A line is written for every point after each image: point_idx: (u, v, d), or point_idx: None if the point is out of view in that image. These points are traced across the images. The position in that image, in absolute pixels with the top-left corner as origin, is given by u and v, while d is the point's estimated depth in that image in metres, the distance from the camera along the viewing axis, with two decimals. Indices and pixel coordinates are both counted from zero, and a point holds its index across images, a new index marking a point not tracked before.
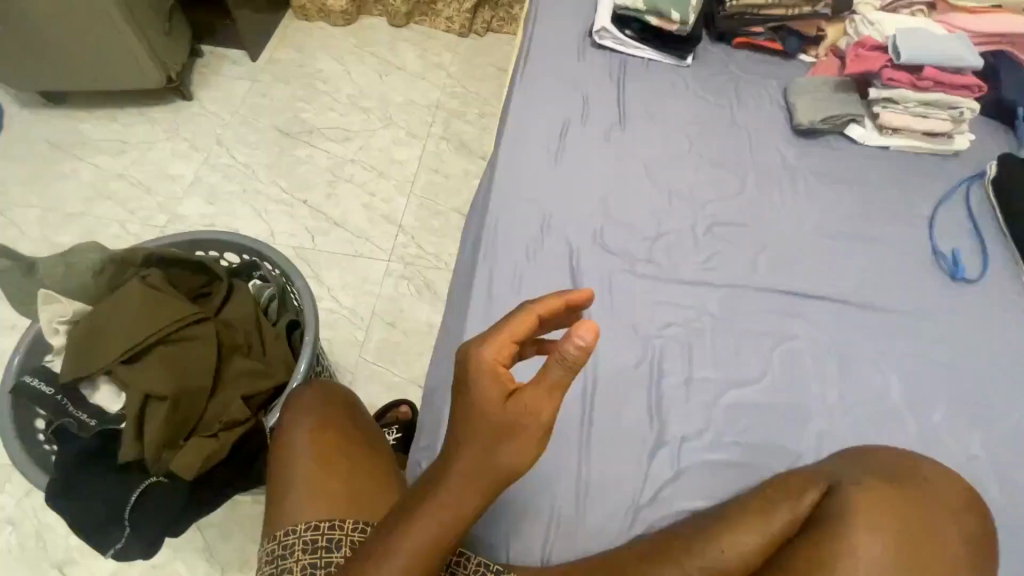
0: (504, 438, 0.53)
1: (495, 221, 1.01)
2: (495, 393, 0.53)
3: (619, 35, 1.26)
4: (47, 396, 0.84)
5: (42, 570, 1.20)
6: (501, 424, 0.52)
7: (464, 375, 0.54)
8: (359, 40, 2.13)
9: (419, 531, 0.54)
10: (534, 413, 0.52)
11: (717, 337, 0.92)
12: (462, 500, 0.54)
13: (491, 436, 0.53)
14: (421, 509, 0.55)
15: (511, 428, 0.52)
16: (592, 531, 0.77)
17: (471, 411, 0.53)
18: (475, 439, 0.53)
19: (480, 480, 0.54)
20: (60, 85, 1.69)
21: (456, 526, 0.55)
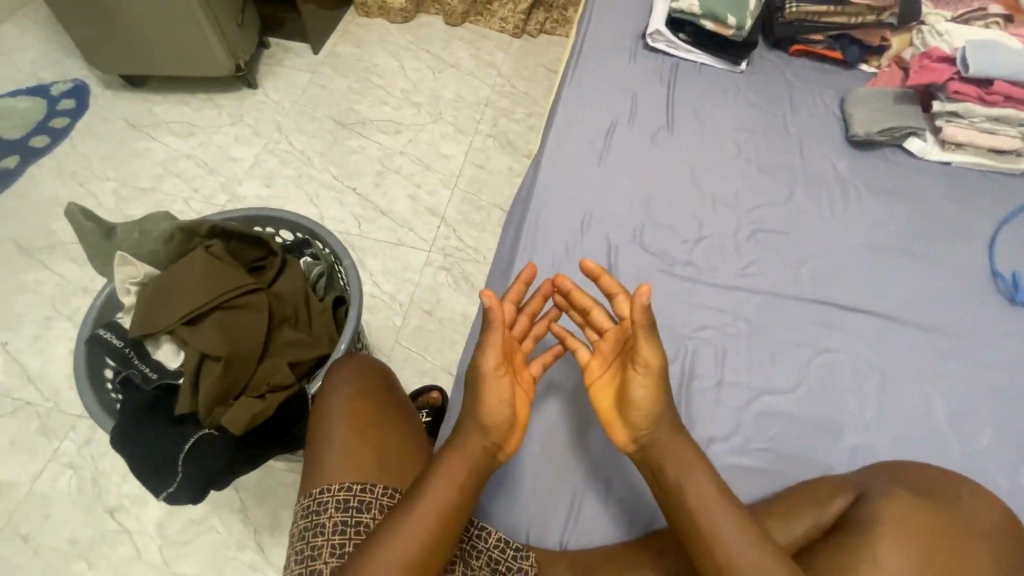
0: (479, 393, 0.71)
1: (536, 215, 1.04)
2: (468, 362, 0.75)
3: (672, 38, 1.26)
4: (116, 348, 0.92)
5: (96, 513, 1.31)
6: (473, 382, 0.72)
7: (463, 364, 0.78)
8: (415, 37, 2.21)
9: (431, 490, 0.67)
10: (485, 364, 0.71)
11: (752, 344, 0.91)
12: (463, 456, 0.70)
13: (474, 393, 0.72)
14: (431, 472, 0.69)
15: (481, 383, 0.71)
16: (614, 519, 0.78)
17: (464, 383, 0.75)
18: (468, 397, 0.72)
19: (473, 440, 0.70)
20: (137, 69, 1.83)
21: (458, 477, 0.68)
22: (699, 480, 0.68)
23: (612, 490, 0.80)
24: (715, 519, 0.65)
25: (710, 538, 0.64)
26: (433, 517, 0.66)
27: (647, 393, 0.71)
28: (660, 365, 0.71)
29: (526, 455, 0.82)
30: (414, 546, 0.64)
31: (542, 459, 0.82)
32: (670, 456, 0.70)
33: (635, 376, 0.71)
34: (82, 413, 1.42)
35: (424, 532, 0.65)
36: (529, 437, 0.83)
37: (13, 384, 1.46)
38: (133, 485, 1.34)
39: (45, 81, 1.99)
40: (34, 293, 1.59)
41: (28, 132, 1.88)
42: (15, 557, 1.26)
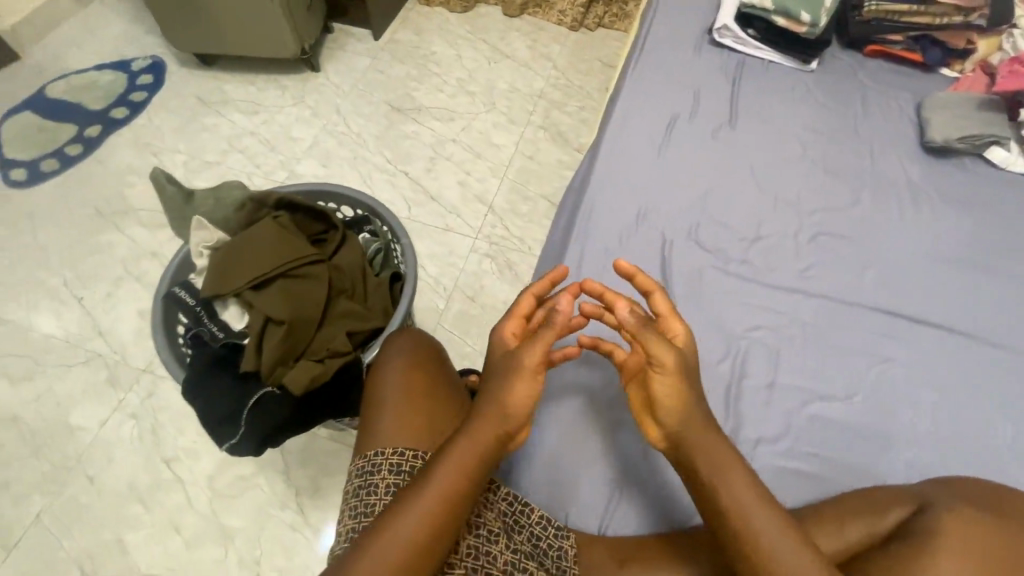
0: (506, 381, 0.71)
1: (590, 205, 1.03)
2: (501, 349, 0.76)
3: (740, 34, 1.23)
4: (190, 306, 0.99)
5: (154, 462, 1.40)
6: (503, 369, 0.73)
7: (489, 350, 0.78)
8: (473, 27, 2.24)
9: (443, 471, 0.68)
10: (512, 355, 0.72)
11: (807, 348, 0.89)
12: (476, 440, 0.69)
13: (501, 380, 0.72)
14: (445, 453, 0.69)
15: (511, 371, 0.72)
16: (647, 515, 0.79)
17: (490, 368, 0.75)
18: (493, 383, 0.73)
19: (488, 427, 0.70)
20: (211, 49, 1.93)
21: (471, 462, 0.68)
22: (736, 478, 0.67)
23: (646, 486, 0.81)
24: (752, 518, 0.64)
25: (746, 535, 0.64)
26: (442, 498, 0.66)
27: (670, 392, 0.70)
28: (678, 365, 0.70)
29: (560, 443, 0.83)
30: (422, 523, 0.65)
31: (578, 449, 0.83)
32: (704, 454, 0.68)
33: (662, 382, 0.71)
34: (146, 368, 1.52)
35: (432, 511, 0.66)
36: (563, 428, 0.84)
37: (86, 336, 1.57)
38: (188, 438, 1.43)
39: (127, 56, 2.11)
40: (108, 253, 1.70)
41: (109, 104, 2.01)
42: (82, 495, 1.37)
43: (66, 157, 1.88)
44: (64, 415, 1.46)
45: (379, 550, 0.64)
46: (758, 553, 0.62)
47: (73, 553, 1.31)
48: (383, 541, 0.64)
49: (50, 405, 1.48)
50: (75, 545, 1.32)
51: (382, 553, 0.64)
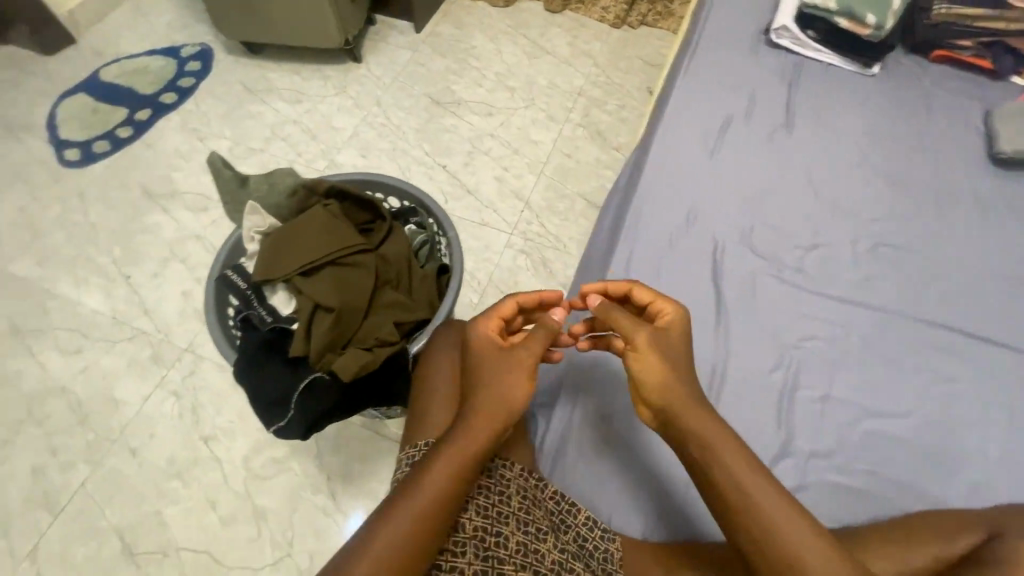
0: (497, 382, 0.71)
1: (640, 205, 1.02)
2: (489, 349, 0.74)
3: (799, 35, 1.20)
4: (240, 289, 1.00)
5: (193, 439, 1.44)
6: (494, 369, 0.72)
7: (467, 346, 0.76)
8: (514, 22, 2.23)
9: (440, 472, 0.66)
10: (492, 342, 0.74)
11: (863, 362, 0.86)
12: (471, 440, 0.68)
13: (491, 380, 0.71)
14: (442, 447, 0.68)
15: (503, 372, 0.72)
16: (664, 529, 0.77)
17: (476, 367, 0.73)
18: (483, 382, 0.71)
19: (482, 427, 0.68)
20: (258, 38, 1.96)
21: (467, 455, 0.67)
22: (746, 472, 0.64)
23: (667, 498, 0.79)
24: (770, 515, 0.61)
25: (765, 535, 0.60)
26: (441, 498, 0.64)
27: (648, 371, 0.71)
28: (648, 342, 0.72)
29: (582, 446, 0.82)
30: (419, 519, 0.63)
31: (603, 452, 0.82)
32: (708, 451, 0.65)
33: (644, 362, 0.71)
34: (188, 347, 1.56)
35: (428, 505, 0.64)
36: (584, 431, 0.83)
37: (131, 313, 1.61)
38: (225, 418, 1.46)
39: (176, 43, 2.15)
40: (155, 234, 1.75)
41: (159, 89, 2.04)
42: (124, 467, 1.41)
43: (118, 139, 1.93)
44: (109, 389, 1.51)
45: (373, 548, 0.62)
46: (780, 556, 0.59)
47: (115, 523, 1.35)
48: (380, 543, 0.62)
49: (96, 379, 1.52)
50: (116, 515, 1.36)
51: (377, 550, 0.61)
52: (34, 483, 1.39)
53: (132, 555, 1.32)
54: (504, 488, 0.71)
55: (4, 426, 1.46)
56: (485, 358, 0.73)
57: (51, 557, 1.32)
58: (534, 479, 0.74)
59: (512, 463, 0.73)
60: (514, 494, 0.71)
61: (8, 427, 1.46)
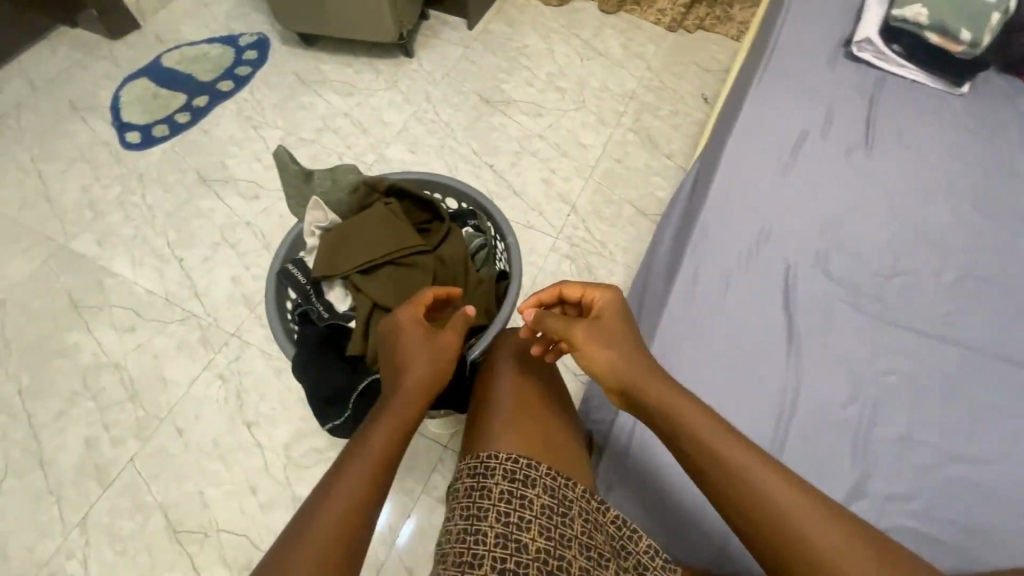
0: (421, 361, 0.78)
1: (708, 221, 0.98)
2: (412, 332, 0.81)
3: (882, 49, 1.14)
4: (300, 283, 1.01)
5: (237, 423, 1.47)
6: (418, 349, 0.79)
7: (392, 331, 0.82)
8: (568, 22, 2.20)
9: (378, 437, 0.71)
10: (413, 326, 0.82)
11: (947, 402, 0.81)
12: (402, 409, 0.75)
13: (418, 358, 0.79)
14: (377, 422, 0.73)
15: (426, 351, 0.79)
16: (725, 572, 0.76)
17: (401, 348, 0.80)
18: (411, 362, 0.78)
19: (411, 398, 0.76)
20: (314, 29, 1.97)
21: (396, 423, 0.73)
22: (740, 457, 0.66)
23: (726, 556, 0.77)
24: (769, 501, 0.63)
25: (766, 521, 0.63)
26: (381, 462, 0.69)
27: (598, 363, 0.75)
28: (586, 335, 0.75)
29: (639, 483, 0.81)
30: (358, 484, 0.66)
31: (660, 493, 0.81)
32: (701, 445, 0.68)
33: (591, 357, 0.75)
34: (235, 332, 1.59)
35: (366, 470, 0.68)
36: (642, 467, 0.82)
37: (183, 295, 1.65)
38: (269, 405, 1.49)
39: (235, 31, 2.17)
40: (208, 219, 1.78)
41: (217, 76, 2.06)
42: (170, 446, 1.44)
43: (177, 124, 1.96)
44: (158, 368, 1.54)
45: (320, 519, 0.63)
46: (783, 541, 0.62)
47: (159, 500, 1.38)
48: (329, 509, 0.64)
49: (147, 358, 1.56)
50: (161, 492, 1.39)
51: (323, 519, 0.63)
52: (84, 455, 1.43)
53: (175, 533, 1.35)
54: (567, 510, 0.70)
55: (59, 397, 1.51)
56: (407, 340, 0.80)
57: (97, 529, 1.35)
58: (595, 502, 0.73)
59: (574, 483, 0.72)
60: (577, 517, 0.70)
61: (63, 398, 1.50)
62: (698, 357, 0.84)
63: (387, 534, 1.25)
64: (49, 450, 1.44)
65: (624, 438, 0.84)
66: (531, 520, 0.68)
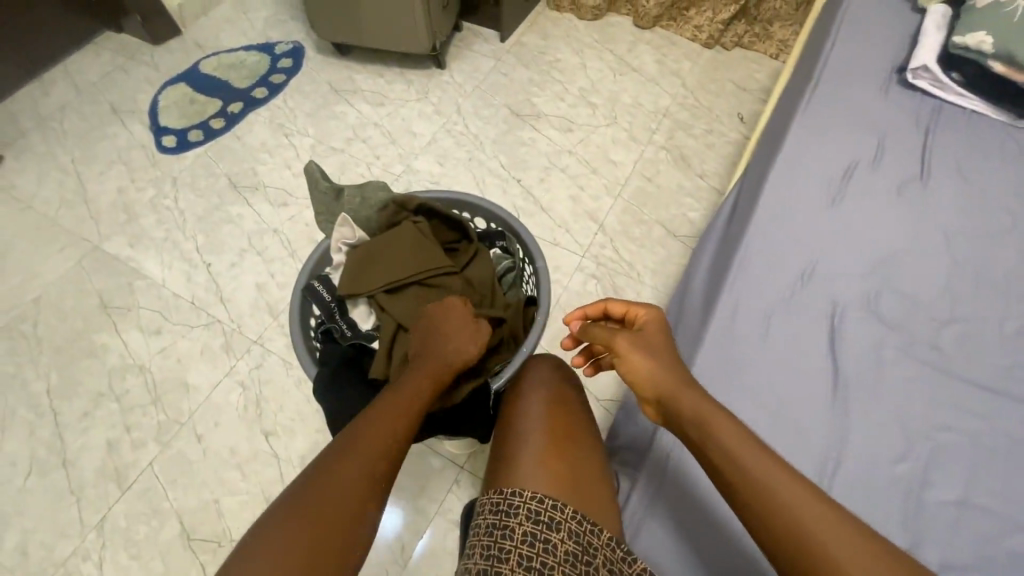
0: (450, 349, 0.82)
1: (749, 253, 0.93)
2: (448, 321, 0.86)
3: (940, 76, 1.08)
4: (325, 301, 1.00)
5: (254, 433, 1.46)
6: (449, 338, 0.83)
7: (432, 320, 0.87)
8: (602, 37, 2.17)
9: (390, 415, 0.70)
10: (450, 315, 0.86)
11: (1012, 466, 0.74)
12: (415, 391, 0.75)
13: (446, 347, 0.82)
14: (390, 403, 0.72)
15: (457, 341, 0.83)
16: None
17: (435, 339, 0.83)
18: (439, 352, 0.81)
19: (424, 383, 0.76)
20: (347, 40, 1.98)
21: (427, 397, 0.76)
22: (752, 458, 0.61)
23: None
24: (785, 504, 0.58)
25: (779, 527, 0.57)
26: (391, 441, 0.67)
27: (635, 370, 0.72)
28: (628, 340, 0.74)
29: (674, 509, 0.76)
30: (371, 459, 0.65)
31: (698, 523, 0.75)
32: (719, 445, 0.62)
33: (633, 363, 0.72)
34: (257, 340, 1.59)
35: (396, 436, 0.68)
36: (681, 493, 0.77)
37: (208, 300, 1.66)
38: (287, 416, 1.48)
39: (271, 39, 2.20)
40: (237, 224, 1.79)
41: (252, 83, 2.09)
42: (188, 452, 1.44)
43: (211, 130, 1.98)
44: (181, 373, 1.55)
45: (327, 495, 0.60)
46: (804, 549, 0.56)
47: (175, 507, 1.38)
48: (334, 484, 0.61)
49: (171, 362, 1.57)
50: (178, 498, 1.39)
51: (350, 478, 0.62)
52: (105, 457, 1.44)
53: (188, 541, 1.34)
54: (591, 559, 0.65)
55: (84, 397, 1.52)
56: (443, 331, 0.84)
57: (114, 532, 1.35)
58: (621, 551, 0.67)
59: (601, 530, 0.67)
60: (601, 568, 0.65)
61: (88, 398, 1.52)
62: (738, 398, 0.79)
63: (399, 555, 1.22)
64: (72, 450, 1.45)
65: (661, 461, 0.79)
66: (553, 568, 0.64)
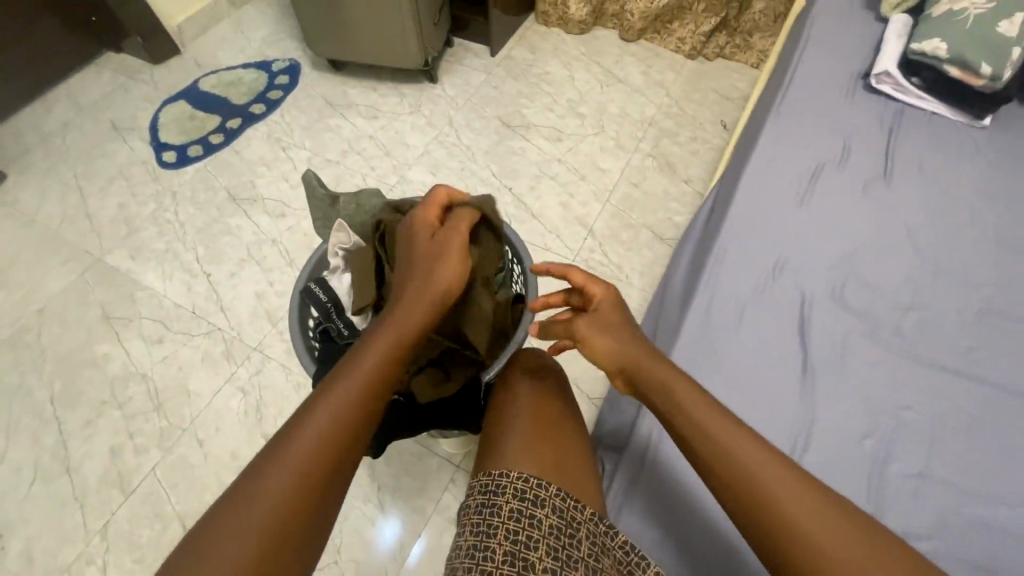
0: (435, 266, 0.79)
1: (724, 249, 0.99)
2: (427, 237, 0.83)
3: (901, 81, 1.15)
4: (322, 302, 1.04)
5: (254, 437, 1.50)
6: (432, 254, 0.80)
7: (410, 234, 0.84)
8: (589, 49, 2.25)
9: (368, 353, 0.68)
10: (426, 232, 0.84)
11: (969, 441, 0.79)
12: (397, 324, 0.72)
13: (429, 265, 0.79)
14: (367, 344, 0.70)
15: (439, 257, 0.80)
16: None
17: (416, 257, 0.81)
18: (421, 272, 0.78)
19: (406, 314, 0.74)
20: (342, 57, 2.05)
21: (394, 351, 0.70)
22: (748, 453, 0.63)
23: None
24: (775, 501, 0.59)
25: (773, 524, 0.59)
26: (368, 379, 0.66)
27: (598, 351, 0.76)
28: (586, 323, 0.78)
29: (649, 490, 0.81)
30: (342, 406, 0.63)
31: (678, 505, 0.80)
32: (708, 435, 0.64)
33: (592, 344, 0.77)
34: (257, 347, 1.64)
35: (375, 374, 0.67)
36: (661, 478, 0.82)
37: (209, 309, 1.71)
38: (286, 420, 1.52)
39: (268, 57, 2.28)
40: (236, 236, 1.84)
41: (251, 100, 2.15)
42: (190, 457, 1.48)
43: (210, 145, 2.04)
44: (182, 380, 1.59)
45: (294, 447, 0.59)
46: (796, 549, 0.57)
47: (178, 511, 1.41)
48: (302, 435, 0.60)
49: (172, 370, 1.61)
50: (180, 503, 1.42)
51: (319, 424, 0.61)
52: (108, 463, 1.47)
53: None
54: (575, 532, 0.70)
55: (87, 406, 1.56)
56: (421, 250, 0.81)
57: (117, 537, 1.38)
58: (603, 525, 0.72)
59: (584, 506, 0.72)
60: (584, 540, 0.70)
61: (91, 407, 1.56)
62: (713, 383, 0.84)
63: (398, 553, 1.25)
64: (75, 457, 1.48)
65: (641, 447, 0.84)
66: (538, 540, 0.68)
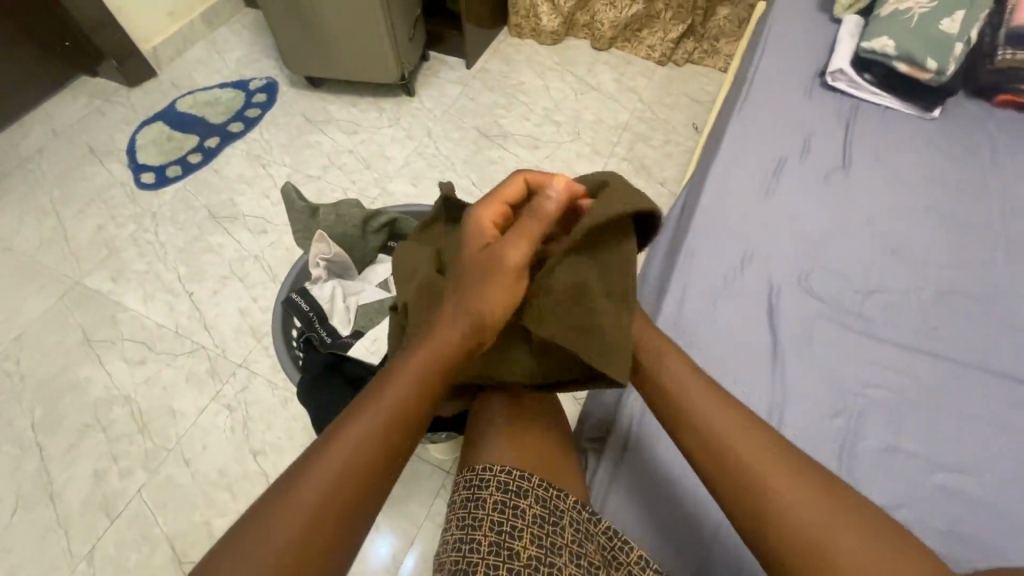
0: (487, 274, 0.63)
1: (694, 244, 1.02)
2: (481, 237, 0.68)
3: (855, 78, 1.21)
4: (303, 310, 1.04)
5: (242, 453, 1.49)
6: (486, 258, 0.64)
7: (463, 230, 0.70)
8: (562, 59, 2.31)
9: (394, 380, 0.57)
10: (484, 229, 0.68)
11: (932, 414, 0.83)
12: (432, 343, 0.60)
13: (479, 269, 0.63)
14: (394, 365, 0.59)
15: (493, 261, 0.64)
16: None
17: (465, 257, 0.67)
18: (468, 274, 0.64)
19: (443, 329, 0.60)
20: (319, 73, 2.08)
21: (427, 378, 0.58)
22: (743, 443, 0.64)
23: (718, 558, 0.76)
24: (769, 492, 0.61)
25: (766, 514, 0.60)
26: (392, 412, 0.55)
27: None
28: None
29: (632, 472, 0.83)
30: (359, 445, 0.53)
31: (659, 486, 0.82)
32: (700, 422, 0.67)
33: None
34: (242, 363, 1.63)
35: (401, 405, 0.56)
36: (643, 457, 0.84)
37: (192, 328, 1.70)
38: (274, 434, 1.51)
39: (245, 76, 2.29)
40: (218, 253, 1.85)
41: (229, 119, 2.17)
42: (178, 476, 1.46)
43: (189, 165, 2.04)
44: (167, 400, 1.58)
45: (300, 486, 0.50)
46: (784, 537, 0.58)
47: (166, 531, 1.39)
48: (311, 475, 0.51)
49: (156, 390, 1.60)
50: (167, 523, 1.40)
51: (330, 463, 0.52)
52: (93, 487, 1.45)
53: (181, 564, 1.35)
54: (558, 519, 0.71)
55: (69, 430, 1.54)
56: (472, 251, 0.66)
57: (104, 561, 1.36)
58: (586, 512, 0.74)
59: (566, 494, 0.74)
60: (568, 526, 0.72)
61: (74, 431, 1.54)
62: None
63: (390, 562, 1.25)
64: (59, 483, 1.46)
65: (624, 429, 0.86)
66: (523, 529, 0.69)
